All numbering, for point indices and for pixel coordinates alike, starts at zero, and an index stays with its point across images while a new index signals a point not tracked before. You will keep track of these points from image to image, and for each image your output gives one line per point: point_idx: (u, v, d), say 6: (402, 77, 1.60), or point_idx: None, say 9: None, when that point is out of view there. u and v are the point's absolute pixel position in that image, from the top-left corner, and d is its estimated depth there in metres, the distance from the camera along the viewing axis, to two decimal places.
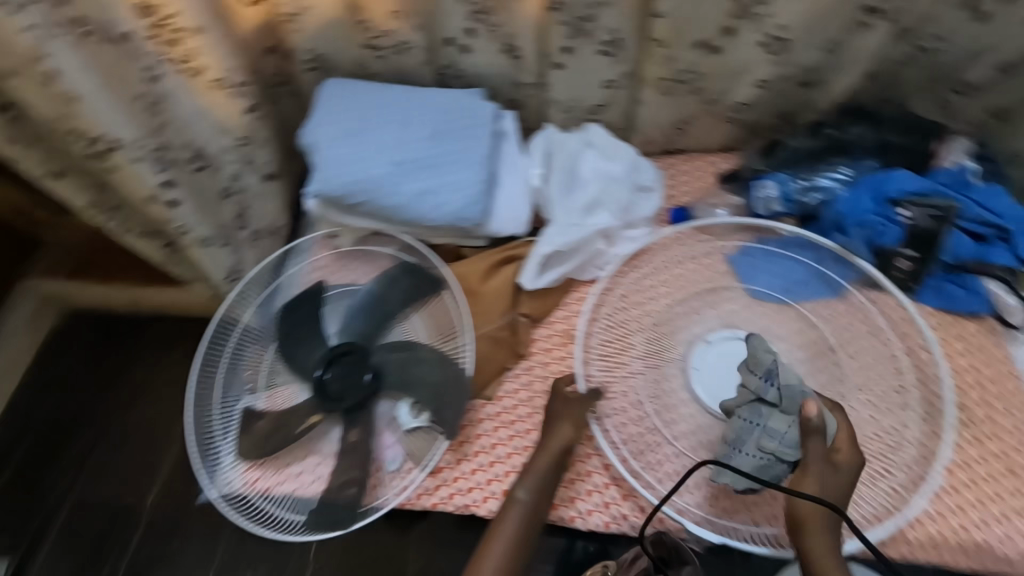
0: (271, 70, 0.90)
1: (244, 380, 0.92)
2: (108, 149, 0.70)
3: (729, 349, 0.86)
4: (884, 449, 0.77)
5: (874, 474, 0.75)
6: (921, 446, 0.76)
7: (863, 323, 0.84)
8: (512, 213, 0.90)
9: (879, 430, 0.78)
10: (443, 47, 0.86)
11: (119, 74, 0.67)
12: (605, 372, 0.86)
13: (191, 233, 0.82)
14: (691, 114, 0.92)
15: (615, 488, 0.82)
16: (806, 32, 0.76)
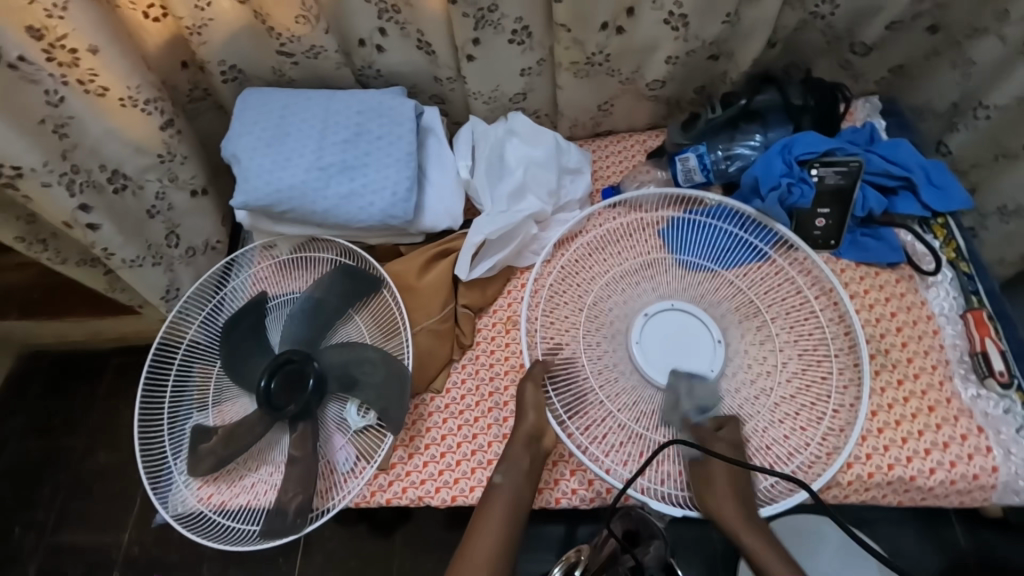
0: (190, 85, 0.90)
1: (191, 398, 0.91)
2: (15, 174, 0.70)
3: (668, 319, 0.82)
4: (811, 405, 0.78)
5: (800, 428, 0.77)
6: (841, 399, 0.78)
7: (788, 286, 0.83)
8: (444, 208, 0.91)
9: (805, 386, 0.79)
10: (358, 48, 0.87)
11: (15, 100, 0.67)
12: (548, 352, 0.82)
13: (117, 254, 0.84)
14: (611, 95, 0.95)
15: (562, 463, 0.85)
16: (702, 7, 0.79)
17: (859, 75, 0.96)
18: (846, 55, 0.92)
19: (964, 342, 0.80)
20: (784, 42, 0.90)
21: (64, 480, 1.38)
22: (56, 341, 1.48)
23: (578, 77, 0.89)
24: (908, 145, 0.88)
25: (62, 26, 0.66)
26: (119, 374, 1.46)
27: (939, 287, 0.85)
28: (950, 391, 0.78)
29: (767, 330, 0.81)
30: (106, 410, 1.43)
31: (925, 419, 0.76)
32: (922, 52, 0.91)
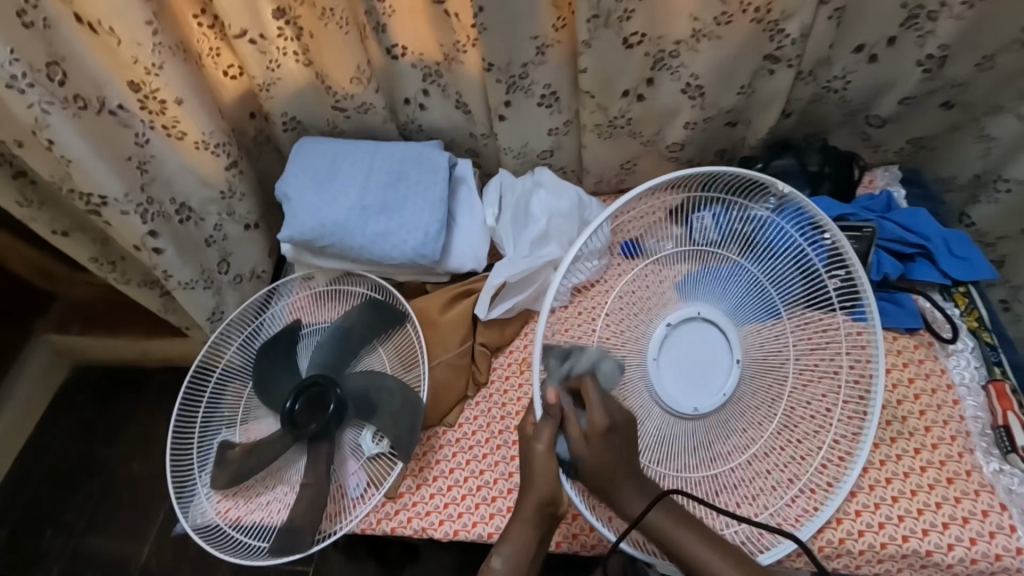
0: (254, 132, 1.02)
1: (222, 415, 0.98)
2: (101, 203, 0.81)
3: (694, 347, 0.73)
4: (797, 464, 0.74)
5: (784, 483, 0.73)
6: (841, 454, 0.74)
7: (825, 343, 0.73)
8: (469, 251, 0.97)
9: (800, 449, 0.74)
10: (403, 105, 0.97)
11: (109, 140, 0.79)
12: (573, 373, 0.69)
13: (174, 276, 0.93)
14: (634, 155, 1.00)
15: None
16: (717, 80, 0.85)
17: (878, 146, 0.98)
18: (863, 127, 0.95)
19: (987, 414, 0.79)
20: (800, 112, 0.94)
21: (94, 488, 1.45)
22: (104, 357, 1.58)
23: (603, 138, 0.95)
24: (927, 214, 0.89)
25: (156, 82, 0.77)
26: (159, 392, 1.55)
27: (960, 356, 0.83)
28: (969, 464, 0.75)
29: (782, 369, 0.74)
30: (143, 425, 1.51)
31: (942, 491, 0.74)
32: (940, 126, 0.94)
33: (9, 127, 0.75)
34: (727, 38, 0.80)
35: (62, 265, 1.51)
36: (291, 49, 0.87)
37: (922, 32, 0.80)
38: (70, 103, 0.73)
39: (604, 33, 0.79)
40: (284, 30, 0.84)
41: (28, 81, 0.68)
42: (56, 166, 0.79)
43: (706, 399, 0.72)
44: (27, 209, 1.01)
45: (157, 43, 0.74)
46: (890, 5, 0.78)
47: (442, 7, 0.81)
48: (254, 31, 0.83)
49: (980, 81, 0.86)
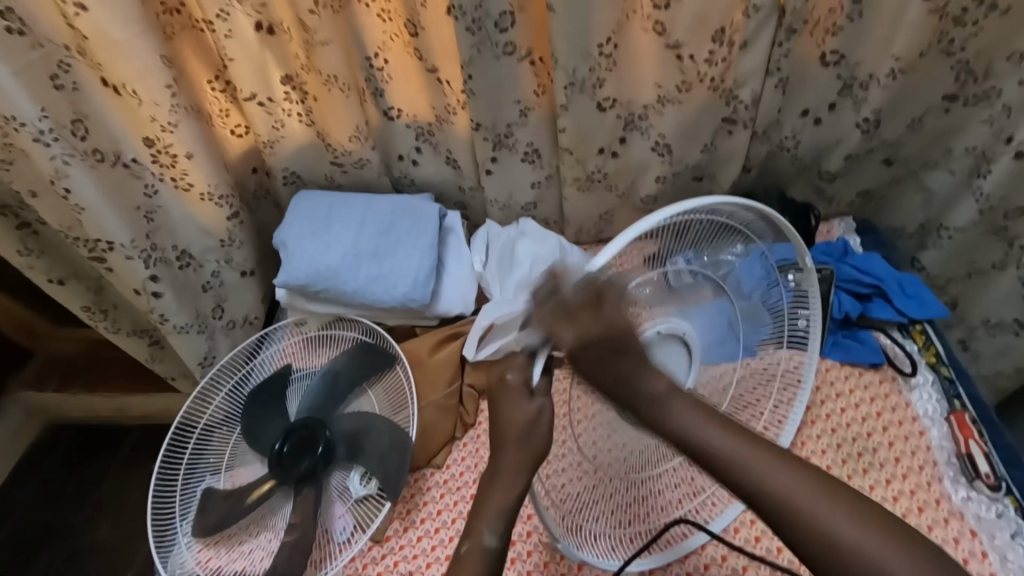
0: (255, 186, 1.08)
1: (207, 461, 0.97)
2: (108, 248, 0.86)
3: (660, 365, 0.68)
4: None
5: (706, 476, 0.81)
6: None
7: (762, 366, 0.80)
8: (457, 295, 1.02)
9: None
10: (397, 161, 1.05)
11: (119, 191, 0.84)
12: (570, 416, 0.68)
13: (170, 320, 0.96)
14: (611, 207, 1.07)
15: (536, 535, 0.85)
16: (683, 138, 0.95)
17: (831, 198, 1.07)
18: (816, 181, 1.05)
19: (952, 444, 0.83)
20: (759, 168, 1.04)
21: (59, 552, 1.39)
22: (79, 415, 1.55)
23: (582, 191, 1.04)
24: (880, 258, 0.97)
25: (170, 138, 0.84)
26: (135, 451, 1.52)
27: (921, 389, 0.88)
28: (939, 492, 0.79)
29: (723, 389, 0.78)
30: (116, 486, 1.47)
31: (915, 519, 0.77)
32: (883, 181, 1.04)
33: (26, 177, 0.81)
34: (689, 104, 0.90)
35: (45, 319, 1.50)
36: (296, 111, 0.95)
37: (857, 99, 0.92)
38: (90, 156, 0.79)
39: (579, 98, 0.88)
40: (290, 94, 0.93)
41: (54, 136, 0.74)
42: (67, 215, 0.84)
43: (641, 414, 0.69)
44: (26, 261, 1.04)
45: (174, 104, 0.81)
46: (827, 76, 0.90)
47: (435, 74, 0.90)
48: (263, 94, 0.91)
49: (913, 141, 0.97)
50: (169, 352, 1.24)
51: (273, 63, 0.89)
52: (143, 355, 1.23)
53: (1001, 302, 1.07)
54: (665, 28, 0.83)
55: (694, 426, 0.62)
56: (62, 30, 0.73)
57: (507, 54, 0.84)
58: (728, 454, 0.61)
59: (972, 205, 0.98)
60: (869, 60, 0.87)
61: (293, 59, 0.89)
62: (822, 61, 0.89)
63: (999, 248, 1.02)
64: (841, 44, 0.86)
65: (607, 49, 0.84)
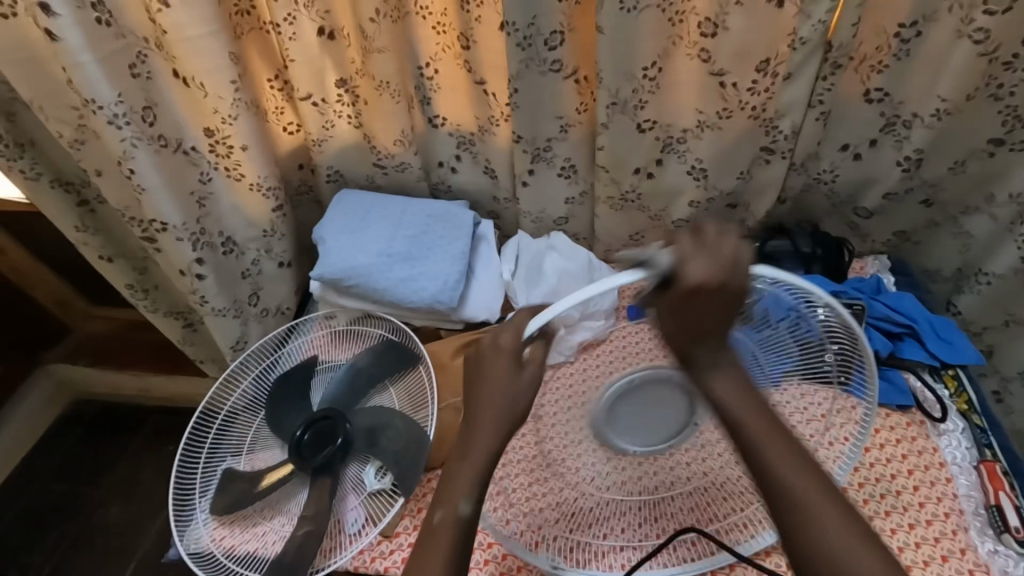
0: (299, 182, 1.13)
1: (230, 443, 0.99)
2: (161, 229, 0.90)
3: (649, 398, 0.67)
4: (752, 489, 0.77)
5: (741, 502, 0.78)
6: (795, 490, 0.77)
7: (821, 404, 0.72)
8: (483, 301, 1.04)
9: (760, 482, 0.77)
10: (436, 168, 1.09)
11: (176, 176, 0.88)
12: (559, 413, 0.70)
13: (210, 303, 1.00)
14: (642, 228, 1.09)
15: None
16: (719, 164, 0.96)
17: (866, 235, 1.06)
18: (852, 217, 1.05)
19: (980, 494, 0.80)
20: (794, 200, 1.04)
21: (68, 531, 1.44)
22: (107, 391, 1.61)
23: (614, 210, 1.05)
24: (913, 298, 0.96)
25: (229, 130, 0.89)
26: (157, 431, 1.57)
27: (951, 435, 0.86)
28: (964, 542, 0.76)
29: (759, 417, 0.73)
30: (135, 463, 1.52)
31: (936, 568, 0.75)
32: (920, 221, 1.03)
33: (94, 157, 0.86)
34: (728, 131, 0.91)
35: (82, 299, 1.58)
36: (346, 112, 0.99)
37: (899, 137, 0.92)
38: (155, 141, 0.84)
39: (620, 118, 0.90)
40: (343, 96, 0.97)
41: (126, 120, 0.79)
42: (128, 195, 0.90)
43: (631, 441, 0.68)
44: (80, 238, 1.09)
45: (236, 98, 0.87)
46: (870, 113, 0.90)
47: (481, 87, 0.94)
48: (317, 94, 0.95)
49: (954, 183, 0.96)
50: (202, 336, 1.29)
51: (330, 66, 0.93)
52: (176, 337, 1.27)
53: None
54: (710, 55, 0.84)
55: (735, 397, 0.63)
56: (144, 23, 0.79)
57: (553, 71, 0.87)
58: (728, 402, 0.62)
59: (1013, 252, 0.96)
60: (913, 99, 0.87)
61: (349, 64, 0.93)
62: (865, 97, 0.89)
63: None
64: (886, 82, 0.86)
65: (651, 73, 0.86)
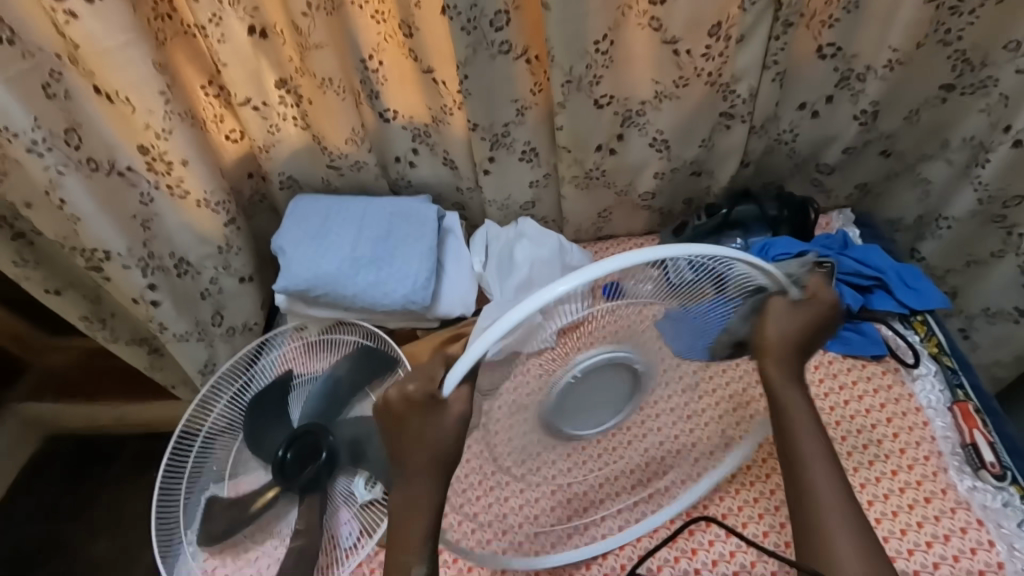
0: (251, 192, 1.07)
1: (210, 469, 0.96)
2: (105, 257, 0.85)
3: (597, 383, 0.64)
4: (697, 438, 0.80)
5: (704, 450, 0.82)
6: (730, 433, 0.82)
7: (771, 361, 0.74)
8: (457, 296, 1.02)
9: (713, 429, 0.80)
10: (393, 163, 1.05)
11: (114, 201, 0.83)
12: (533, 386, 0.61)
13: (170, 329, 0.96)
14: (609, 205, 1.07)
15: None
16: (680, 135, 0.94)
17: (830, 191, 1.07)
18: (814, 175, 1.05)
19: (955, 434, 0.83)
20: (757, 162, 1.04)
21: (57, 568, 1.39)
22: (80, 426, 1.55)
23: (580, 190, 1.03)
24: (879, 250, 0.97)
25: (164, 145, 0.83)
26: (134, 462, 1.52)
27: (924, 380, 0.88)
28: (944, 482, 0.79)
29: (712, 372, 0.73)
30: (117, 497, 1.47)
31: (922, 510, 0.77)
32: (881, 173, 1.04)
33: (20, 188, 0.80)
34: (687, 99, 0.90)
35: (41, 330, 1.49)
36: (291, 114, 0.94)
37: (854, 91, 0.91)
38: (84, 165, 0.79)
39: (576, 96, 0.88)
40: (284, 97, 0.92)
41: (47, 146, 0.74)
42: (64, 225, 0.84)
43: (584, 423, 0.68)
44: (18, 274, 1.02)
45: (168, 111, 0.80)
46: (825, 69, 0.89)
47: (430, 75, 0.90)
48: (257, 98, 0.90)
49: (910, 132, 0.97)
50: (168, 361, 1.23)
51: (268, 67, 0.88)
52: (141, 364, 1.22)
53: (999, 291, 1.07)
54: (661, 24, 0.82)
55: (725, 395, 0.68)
56: (54, 37, 0.72)
57: (503, 53, 0.84)
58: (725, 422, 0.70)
59: (970, 194, 0.97)
60: (865, 52, 0.87)
61: (287, 62, 0.88)
62: (819, 54, 0.88)
63: (997, 237, 1.03)
64: (837, 37, 0.86)
65: (604, 46, 0.83)
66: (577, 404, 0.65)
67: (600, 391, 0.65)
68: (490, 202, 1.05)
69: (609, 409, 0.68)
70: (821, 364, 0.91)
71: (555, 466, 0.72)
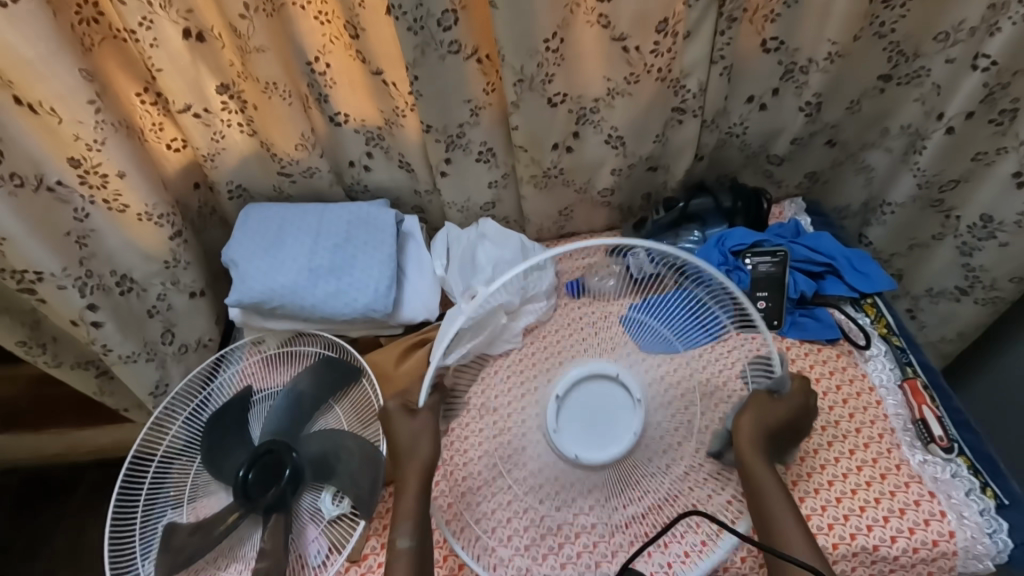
0: (199, 203, 1.03)
1: (167, 494, 0.91)
2: (36, 279, 0.80)
3: (587, 406, 0.71)
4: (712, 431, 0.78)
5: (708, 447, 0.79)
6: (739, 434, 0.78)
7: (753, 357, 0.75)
8: (420, 301, 1.00)
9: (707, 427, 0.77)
10: (348, 168, 1.02)
11: (46, 220, 0.78)
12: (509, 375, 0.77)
13: (114, 350, 0.91)
14: (569, 202, 1.08)
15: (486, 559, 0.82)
16: (633, 132, 0.95)
17: (780, 181, 1.10)
18: (765, 166, 1.08)
19: (906, 410, 0.87)
20: (710, 156, 1.06)
21: None
22: (30, 457, 1.45)
23: (539, 188, 1.03)
24: (828, 237, 1.01)
25: (98, 157, 0.79)
26: (92, 490, 1.44)
27: (876, 360, 0.92)
28: (898, 458, 0.82)
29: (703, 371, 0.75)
30: (75, 528, 1.40)
31: (879, 486, 0.80)
32: (827, 162, 1.07)
33: None
34: (639, 96, 0.91)
35: None
36: (235, 121, 0.91)
37: (798, 84, 0.94)
38: (6, 181, 0.73)
39: (529, 95, 0.87)
40: (228, 103, 0.88)
41: None
42: None
43: (594, 449, 0.70)
44: None
45: (99, 120, 0.77)
46: (770, 63, 0.91)
47: (380, 77, 0.88)
48: (198, 105, 0.86)
49: (851, 123, 1.01)
50: (120, 383, 1.18)
51: (207, 73, 0.84)
52: (92, 387, 1.16)
53: (942, 271, 1.12)
54: (609, 21, 0.82)
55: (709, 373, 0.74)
56: None
57: (452, 53, 0.82)
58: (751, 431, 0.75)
59: (909, 180, 1.02)
60: (806, 45, 0.89)
61: (228, 67, 0.85)
62: (763, 48, 0.90)
63: (937, 219, 1.08)
64: (780, 31, 0.88)
65: (554, 44, 0.83)
66: (572, 428, 0.71)
67: (598, 420, 0.71)
68: (449, 205, 1.04)
69: (612, 432, 0.71)
70: (779, 351, 0.94)
71: (527, 457, 0.74)
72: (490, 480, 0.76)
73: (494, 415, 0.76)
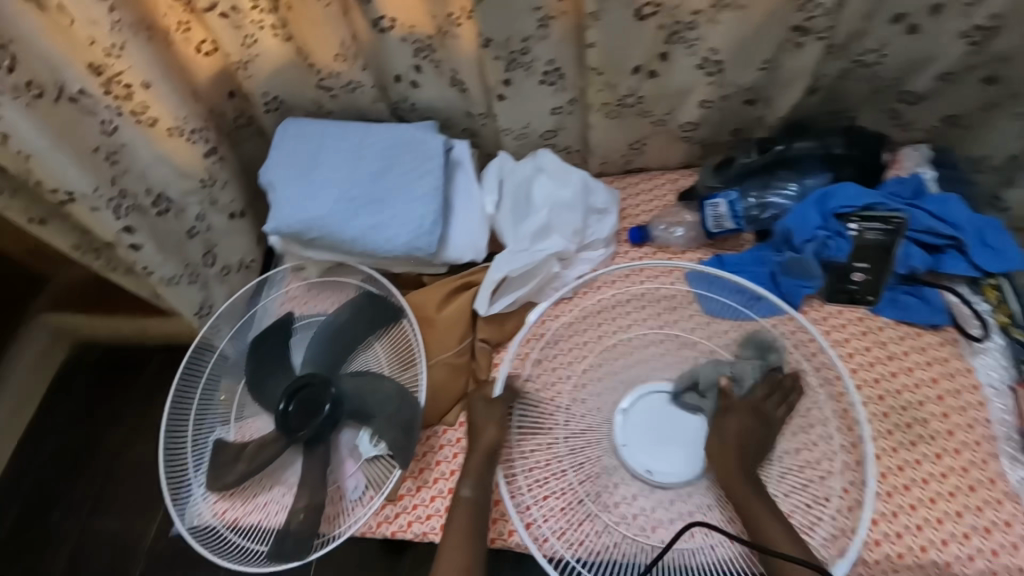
0: (234, 113, 0.94)
1: (215, 412, 0.92)
2: (68, 198, 0.75)
3: (648, 417, 0.77)
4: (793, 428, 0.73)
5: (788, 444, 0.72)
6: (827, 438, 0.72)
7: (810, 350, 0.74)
8: (467, 240, 0.91)
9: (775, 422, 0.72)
10: (393, 83, 0.90)
11: (73, 134, 0.72)
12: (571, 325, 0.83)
13: (155, 273, 0.88)
14: (643, 135, 0.92)
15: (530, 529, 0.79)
16: (735, 56, 0.78)
17: (908, 123, 0.90)
18: (893, 103, 0.87)
19: (1013, 417, 0.75)
20: (826, 88, 0.86)
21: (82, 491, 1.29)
22: (105, 336, 1.41)
23: (610, 118, 0.88)
24: (959, 201, 0.83)
25: (118, 64, 0.71)
26: (156, 376, 1.39)
27: (988, 355, 0.79)
28: (994, 471, 0.72)
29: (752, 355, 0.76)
30: (141, 409, 1.36)
31: (964, 499, 0.71)
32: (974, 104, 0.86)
33: None
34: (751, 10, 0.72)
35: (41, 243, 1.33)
36: (268, 22, 0.79)
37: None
38: (23, 91, 0.66)
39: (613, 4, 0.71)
40: (258, 2, 0.76)
41: None
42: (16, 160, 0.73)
43: (659, 460, 0.74)
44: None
45: (115, 21, 0.68)
46: None
47: None
48: (224, 3, 0.76)
49: None
50: None
51: None
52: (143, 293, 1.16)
53: None
54: None
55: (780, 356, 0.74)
56: None
57: None
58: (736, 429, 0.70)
59: None
60: None
61: None
62: None
63: None
64: None
65: None
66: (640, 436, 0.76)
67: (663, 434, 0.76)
68: (505, 132, 0.91)
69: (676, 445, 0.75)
70: (870, 331, 0.81)
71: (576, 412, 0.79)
72: (537, 427, 0.78)
73: (556, 356, 0.81)
